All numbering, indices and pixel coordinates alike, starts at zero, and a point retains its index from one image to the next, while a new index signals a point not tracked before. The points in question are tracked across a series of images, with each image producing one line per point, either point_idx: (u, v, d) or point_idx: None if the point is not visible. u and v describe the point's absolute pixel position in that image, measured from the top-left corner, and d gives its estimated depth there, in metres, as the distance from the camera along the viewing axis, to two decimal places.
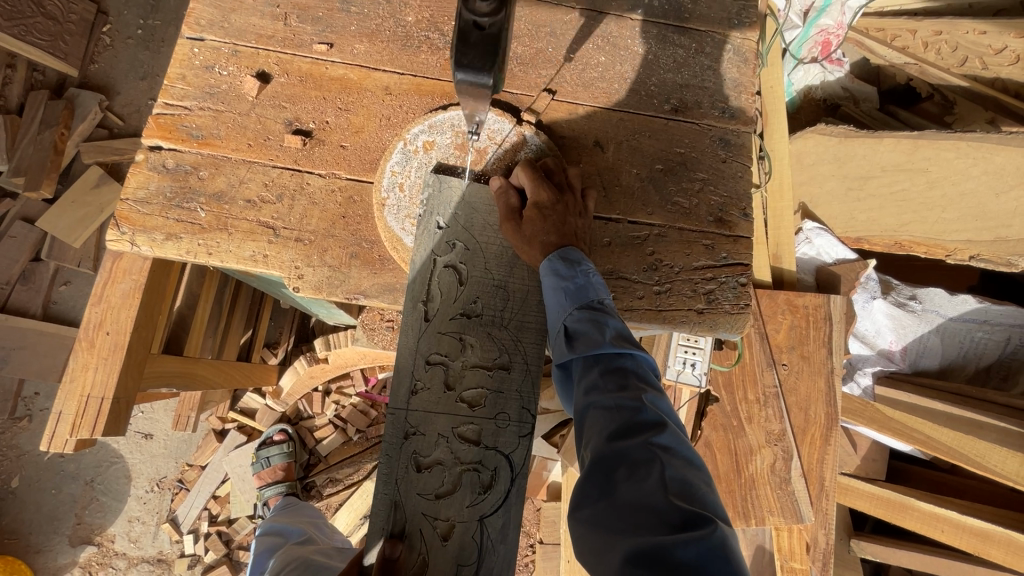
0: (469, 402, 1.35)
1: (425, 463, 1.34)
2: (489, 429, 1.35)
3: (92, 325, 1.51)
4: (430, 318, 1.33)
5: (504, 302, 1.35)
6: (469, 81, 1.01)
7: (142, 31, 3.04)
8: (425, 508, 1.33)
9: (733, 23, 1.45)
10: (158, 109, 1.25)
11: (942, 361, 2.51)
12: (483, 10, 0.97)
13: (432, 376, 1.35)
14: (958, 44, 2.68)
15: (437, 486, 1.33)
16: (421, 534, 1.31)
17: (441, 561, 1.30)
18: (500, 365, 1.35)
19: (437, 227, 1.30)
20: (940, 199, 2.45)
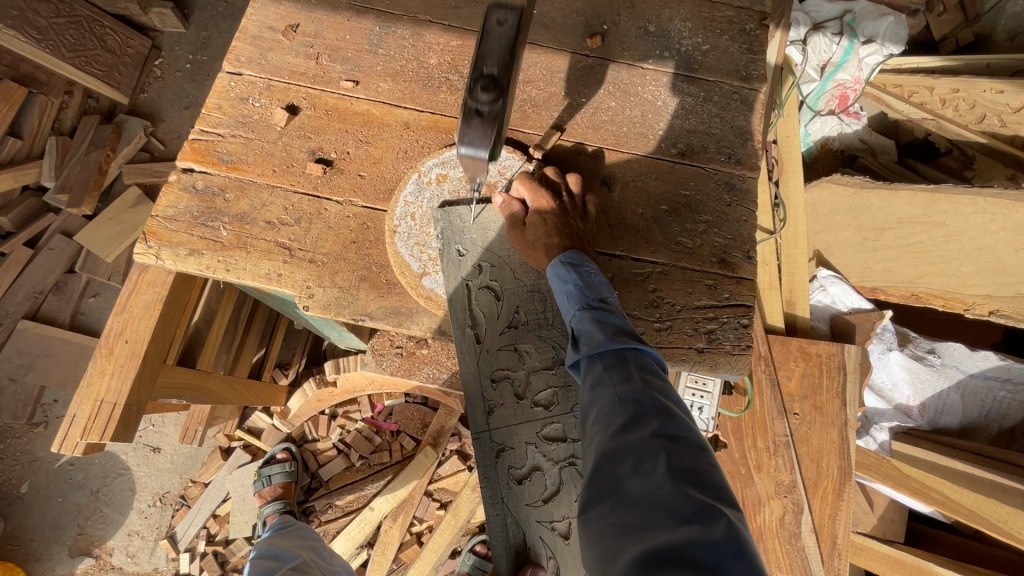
0: (543, 405, 1.41)
1: (522, 475, 1.41)
2: (571, 424, 1.41)
3: (113, 332, 1.60)
4: (483, 337, 1.39)
5: (544, 305, 1.40)
6: (469, 157, 1.11)
7: (190, 65, 3.28)
8: (538, 516, 1.40)
9: (741, 75, 1.51)
10: (194, 135, 1.35)
11: (962, 420, 2.41)
12: (483, 99, 1.06)
13: (502, 392, 1.41)
14: (976, 101, 2.68)
15: (542, 492, 1.41)
16: (544, 541, 1.39)
17: (571, 558, 1.38)
18: (560, 362, 1.40)
19: (459, 255, 1.36)
20: (957, 252, 2.42)
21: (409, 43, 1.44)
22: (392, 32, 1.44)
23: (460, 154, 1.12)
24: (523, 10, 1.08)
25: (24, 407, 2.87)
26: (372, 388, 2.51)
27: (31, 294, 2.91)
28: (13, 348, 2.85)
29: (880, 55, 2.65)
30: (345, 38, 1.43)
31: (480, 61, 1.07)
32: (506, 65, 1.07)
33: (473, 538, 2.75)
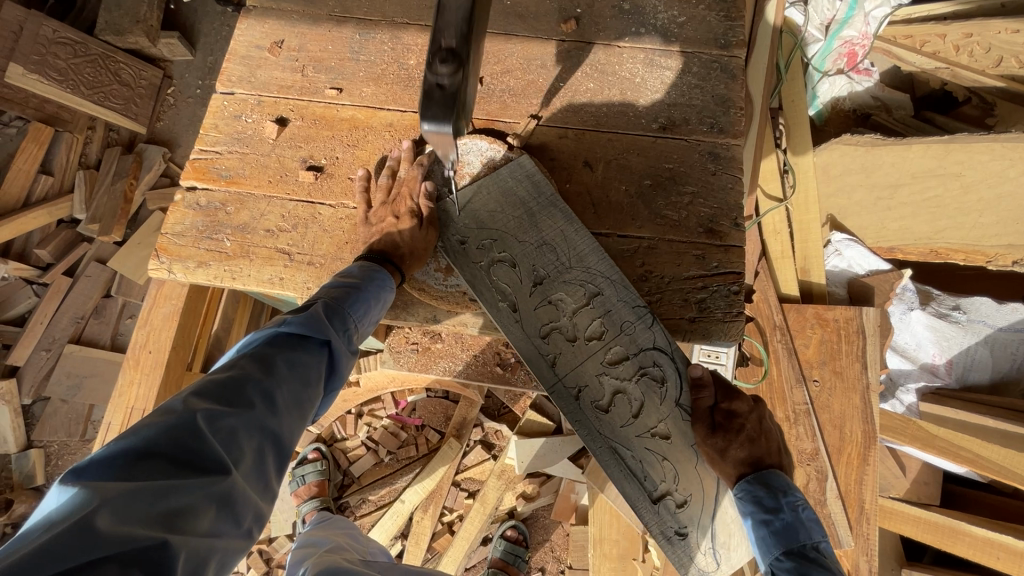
0: (595, 338, 1.37)
1: (606, 404, 1.35)
2: (627, 342, 1.36)
3: (137, 345, 1.82)
4: (519, 304, 1.36)
5: (557, 252, 1.37)
6: (433, 132, 1.06)
7: (201, 90, 3.43)
8: (638, 433, 1.34)
9: (719, 43, 1.50)
10: (195, 155, 1.44)
11: (993, 376, 2.32)
12: (443, 72, 1.04)
13: (555, 342, 1.36)
14: (991, 44, 2.57)
15: (629, 410, 1.35)
16: (651, 453, 1.33)
17: (682, 452, 1.33)
18: (596, 292, 1.36)
19: (459, 242, 1.38)
20: (975, 203, 2.33)
21: (389, 47, 1.49)
22: (372, 38, 1.50)
23: (424, 133, 1.07)
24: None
25: (77, 424, 3.08)
26: (393, 385, 2.61)
27: (74, 319, 3.11)
28: (62, 371, 3.08)
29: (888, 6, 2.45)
30: (328, 49, 1.50)
31: (437, 36, 1.06)
32: (464, 36, 1.06)
33: (503, 524, 2.86)
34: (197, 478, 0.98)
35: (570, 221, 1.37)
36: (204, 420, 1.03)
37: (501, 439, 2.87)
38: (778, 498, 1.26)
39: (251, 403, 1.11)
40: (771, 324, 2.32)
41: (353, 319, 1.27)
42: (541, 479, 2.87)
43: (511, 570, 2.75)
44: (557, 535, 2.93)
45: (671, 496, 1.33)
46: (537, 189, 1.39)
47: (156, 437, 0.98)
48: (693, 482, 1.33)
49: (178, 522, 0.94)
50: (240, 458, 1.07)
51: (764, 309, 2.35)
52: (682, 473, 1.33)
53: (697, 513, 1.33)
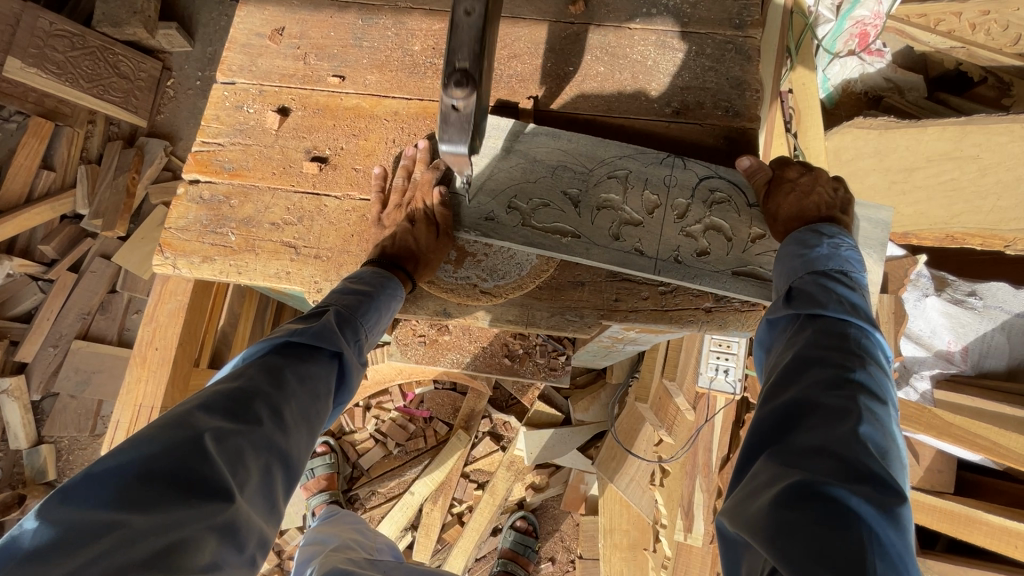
0: (654, 212, 1.34)
1: (702, 246, 1.32)
2: (675, 190, 1.34)
3: (144, 341, 1.81)
4: (580, 229, 1.33)
5: (571, 169, 1.35)
6: (450, 150, 1.09)
7: (200, 82, 3.39)
8: (744, 249, 1.32)
9: (734, 23, 1.45)
10: (197, 147, 1.41)
11: (1010, 362, 2.28)
12: (457, 94, 0.98)
13: (632, 236, 1.33)
14: (1009, 22, 2.48)
15: (723, 237, 1.33)
16: (767, 253, 1.31)
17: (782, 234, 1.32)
18: (624, 174, 1.35)
19: (487, 216, 1.33)
20: (993, 186, 2.26)
21: (392, 33, 1.45)
22: (375, 23, 1.46)
23: (441, 148, 1.09)
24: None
25: (86, 419, 3.09)
26: (400, 377, 2.61)
27: (80, 315, 3.11)
28: (71, 367, 3.08)
29: None
30: (330, 35, 1.45)
31: (450, 56, 0.98)
32: (478, 57, 0.98)
33: (513, 515, 2.86)
34: (201, 507, 0.88)
35: (559, 141, 1.35)
36: (211, 440, 0.95)
37: (510, 430, 2.86)
38: (822, 239, 1.17)
39: (259, 420, 1.03)
40: None
41: (363, 327, 1.25)
42: (550, 470, 2.86)
43: (521, 560, 2.78)
44: (566, 524, 2.93)
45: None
46: (519, 134, 1.36)
47: (155, 461, 0.89)
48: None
49: (178, 558, 0.83)
50: (247, 481, 0.98)
51: None
52: None
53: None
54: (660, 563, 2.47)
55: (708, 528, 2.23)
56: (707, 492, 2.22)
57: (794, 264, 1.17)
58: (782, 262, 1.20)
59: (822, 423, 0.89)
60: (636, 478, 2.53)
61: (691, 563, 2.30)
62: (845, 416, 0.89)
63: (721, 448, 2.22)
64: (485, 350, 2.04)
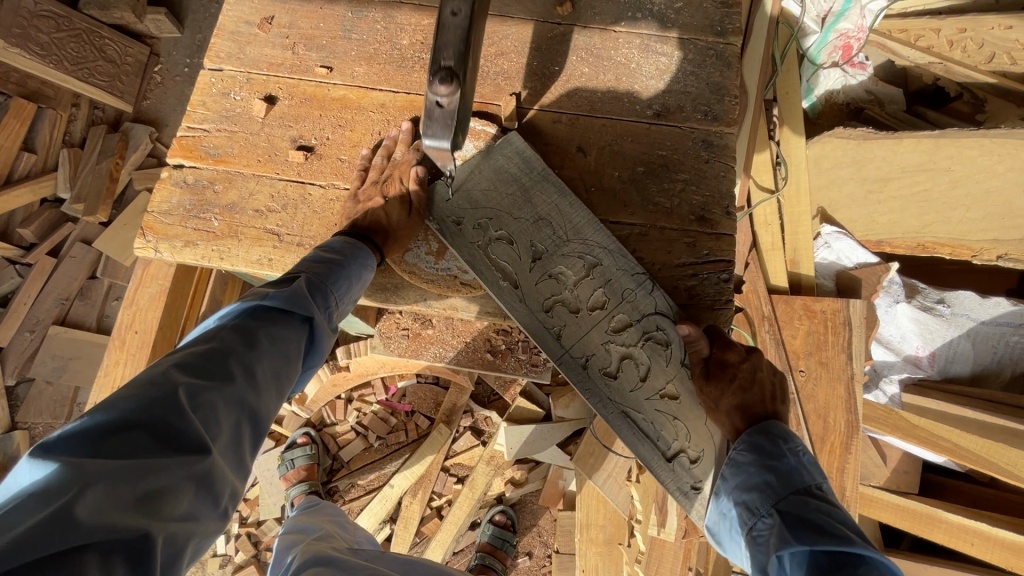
0: (598, 308, 1.37)
1: (615, 368, 1.36)
2: (627, 308, 1.36)
3: (123, 325, 1.81)
4: (520, 280, 1.37)
5: (553, 227, 1.37)
6: (432, 147, 1.08)
7: (188, 69, 3.36)
8: (647, 395, 1.36)
9: (715, 30, 1.49)
10: (182, 132, 1.41)
11: (974, 368, 2.37)
12: (442, 90, 1.01)
13: (559, 317, 1.37)
14: (984, 40, 2.58)
15: (636, 373, 1.37)
16: (661, 413, 1.36)
17: (689, 413, 1.35)
18: (596, 264, 1.37)
19: (454, 222, 1.36)
20: (963, 198, 2.35)
21: (381, 26, 1.47)
22: (365, 16, 1.47)
23: (422, 144, 1.09)
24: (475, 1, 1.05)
25: (61, 406, 3.04)
26: (383, 370, 2.60)
27: (58, 301, 3.07)
28: (47, 352, 3.04)
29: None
30: (319, 26, 1.47)
31: (436, 55, 1.03)
32: (462, 57, 1.02)
33: (491, 510, 2.88)
34: (177, 458, 0.95)
35: (564, 196, 1.38)
36: (185, 394, 1.01)
37: (490, 425, 2.89)
38: (780, 445, 1.20)
39: (233, 376, 1.08)
40: (759, 314, 2.36)
41: (334, 296, 1.27)
42: (530, 465, 2.88)
43: (498, 554, 2.80)
44: (544, 520, 2.96)
45: (683, 452, 1.35)
46: (529, 164, 1.38)
47: (131, 414, 0.95)
48: (703, 435, 1.36)
49: (155, 504, 0.90)
50: (220, 433, 1.04)
51: (753, 300, 2.37)
52: (694, 431, 1.35)
53: (714, 460, 1.34)
54: (634, 557, 2.52)
55: (680, 524, 2.27)
56: None
57: (766, 476, 1.15)
58: (745, 474, 1.19)
59: None
60: (613, 475, 2.56)
61: (663, 556, 2.39)
62: None
63: None
64: (469, 345, 2.06)
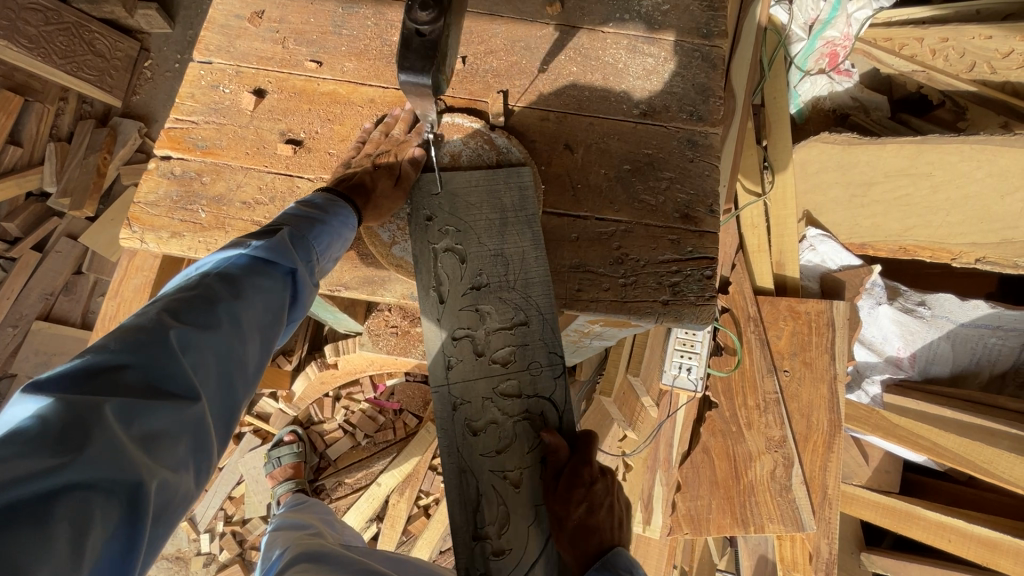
0: (501, 362, 1.37)
1: (478, 427, 1.35)
2: (526, 380, 1.37)
3: (110, 317, 1.80)
4: (447, 296, 1.37)
5: (508, 268, 1.37)
6: (410, 82, 1.06)
7: (179, 65, 3.35)
8: (491, 466, 1.34)
9: (701, 32, 1.52)
10: (170, 123, 1.41)
11: (953, 369, 2.42)
12: (423, 20, 1.04)
13: (461, 351, 1.37)
14: (965, 49, 2.62)
15: (495, 443, 1.35)
16: (495, 491, 1.32)
17: (520, 507, 1.32)
18: (522, 323, 1.37)
19: (426, 219, 1.38)
20: (944, 203, 2.38)
21: (372, 22, 1.48)
22: (355, 13, 1.48)
23: (401, 83, 1.07)
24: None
25: None
26: (371, 368, 2.59)
27: (43, 296, 3.04)
28: (29, 348, 2.99)
29: (868, 8, 2.60)
30: (309, 21, 1.48)
31: None
32: None
33: None
34: (166, 404, 0.92)
35: (535, 245, 1.36)
36: (176, 339, 0.97)
37: None
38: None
39: (218, 323, 1.03)
40: (745, 314, 2.38)
41: (316, 249, 1.23)
42: None
43: None
44: None
45: (493, 539, 1.30)
46: (523, 202, 1.37)
47: (121, 359, 0.91)
48: (517, 542, 1.30)
49: (147, 449, 0.88)
50: (209, 380, 1.01)
51: (739, 300, 2.40)
52: (512, 523, 1.31)
53: (512, 566, 1.29)
54: None
55: (666, 521, 2.34)
56: (667, 486, 2.34)
57: None
58: None
59: None
60: None
61: (647, 554, 2.41)
62: None
63: (681, 444, 2.35)
64: None
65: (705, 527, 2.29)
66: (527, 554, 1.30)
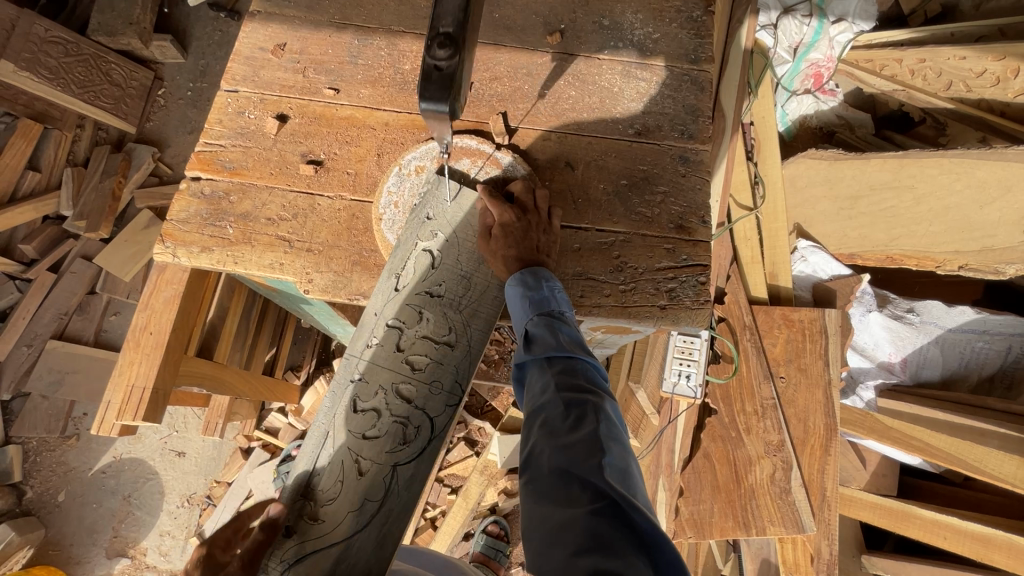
0: (412, 364, 1.43)
1: (362, 407, 1.41)
2: (423, 391, 1.42)
3: (138, 327, 1.87)
4: (402, 285, 1.45)
5: (467, 291, 1.47)
6: (431, 111, 1.15)
7: (191, 93, 3.50)
8: (350, 444, 1.38)
9: (689, 58, 1.65)
10: (200, 147, 1.52)
11: (943, 372, 2.51)
12: (440, 56, 1.14)
13: (386, 337, 1.44)
14: (942, 69, 2.74)
15: (365, 428, 1.39)
16: (338, 467, 1.37)
17: (349, 493, 1.35)
18: (449, 341, 1.44)
19: (426, 217, 1.47)
20: (926, 213, 2.49)
21: (385, 53, 1.60)
22: (369, 44, 1.61)
23: (422, 112, 1.16)
24: None
25: (57, 421, 3.06)
26: None
27: (57, 316, 3.11)
28: (44, 367, 3.06)
29: (851, 33, 2.71)
30: (328, 52, 1.60)
31: (436, 22, 1.16)
32: (460, 23, 1.15)
33: (485, 520, 2.93)
34: None
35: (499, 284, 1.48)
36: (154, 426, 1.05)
37: (484, 436, 2.94)
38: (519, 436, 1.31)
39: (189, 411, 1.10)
40: (740, 323, 2.48)
41: None
42: None
43: (492, 564, 2.82)
44: None
45: (314, 506, 1.35)
46: None
47: None
48: (325, 526, 1.32)
49: None
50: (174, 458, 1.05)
51: (735, 310, 2.50)
52: (336, 502, 1.35)
53: (315, 541, 1.32)
54: None
55: (669, 525, 2.37)
56: (669, 491, 2.39)
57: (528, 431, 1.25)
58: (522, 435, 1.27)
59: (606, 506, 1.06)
60: None
61: None
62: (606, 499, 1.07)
63: (682, 449, 2.39)
64: None
65: (708, 530, 2.34)
66: (328, 540, 1.32)
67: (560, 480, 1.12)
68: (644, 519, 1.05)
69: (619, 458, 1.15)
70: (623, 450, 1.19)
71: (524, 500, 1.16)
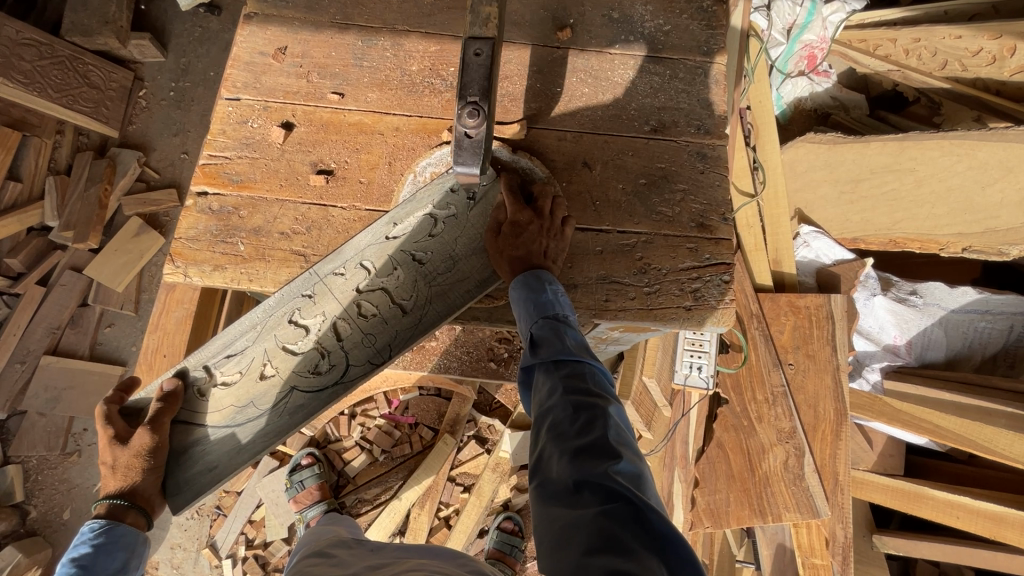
0: (361, 309, 1.42)
1: (297, 320, 1.42)
2: (356, 337, 1.42)
3: (150, 350, 1.96)
4: (396, 238, 1.42)
5: (449, 271, 1.43)
6: (464, 173, 1.22)
7: (174, 92, 3.37)
8: (269, 346, 1.43)
9: (703, 50, 1.61)
10: (204, 160, 1.46)
11: (948, 353, 2.54)
12: (470, 123, 1.16)
13: (353, 274, 1.41)
14: (937, 49, 2.72)
15: (292, 341, 1.42)
16: (248, 362, 1.43)
17: (242, 387, 1.43)
18: (405, 302, 1.42)
19: (450, 187, 1.44)
20: (929, 196, 2.49)
21: (390, 54, 1.54)
22: (374, 44, 1.55)
23: (456, 172, 1.24)
24: (495, 39, 1.19)
25: (57, 437, 3.00)
26: (385, 384, 2.77)
27: (50, 330, 3.04)
28: (39, 383, 2.99)
29: (842, 13, 2.66)
30: (331, 55, 1.53)
31: (463, 90, 1.17)
32: (486, 91, 1.17)
33: (499, 516, 2.92)
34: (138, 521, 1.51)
35: (484, 277, 1.44)
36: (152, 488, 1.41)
37: (495, 433, 2.94)
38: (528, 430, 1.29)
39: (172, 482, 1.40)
40: (747, 312, 2.47)
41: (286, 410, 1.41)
42: None
43: (508, 559, 2.82)
44: None
45: (211, 380, 1.44)
46: None
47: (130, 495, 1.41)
48: (208, 402, 1.43)
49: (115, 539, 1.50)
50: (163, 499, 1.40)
51: (741, 298, 2.49)
52: (231, 390, 1.43)
53: (194, 408, 1.43)
54: None
55: (687, 516, 2.48)
56: (685, 482, 2.49)
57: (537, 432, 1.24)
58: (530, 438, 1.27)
59: (619, 505, 1.03)
60: None
61: None
62: (620, 500, 1.04)
63: (695, 440, 2.48)
64: (472, 355, 2.26)
65: (725, 519, 2.40)
66: (204, 414, 1.43)
67: (569, 481, 1.10)
68: (658, 518, 1.03)
69: (632, 463, 1.12)
70: (633, 450, 1.17)
71: (534, 504, 1.16)
